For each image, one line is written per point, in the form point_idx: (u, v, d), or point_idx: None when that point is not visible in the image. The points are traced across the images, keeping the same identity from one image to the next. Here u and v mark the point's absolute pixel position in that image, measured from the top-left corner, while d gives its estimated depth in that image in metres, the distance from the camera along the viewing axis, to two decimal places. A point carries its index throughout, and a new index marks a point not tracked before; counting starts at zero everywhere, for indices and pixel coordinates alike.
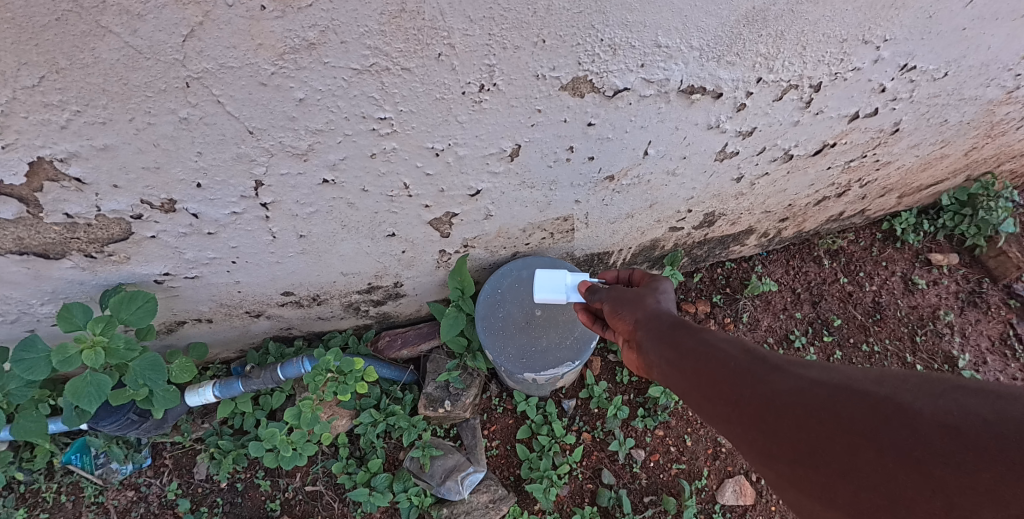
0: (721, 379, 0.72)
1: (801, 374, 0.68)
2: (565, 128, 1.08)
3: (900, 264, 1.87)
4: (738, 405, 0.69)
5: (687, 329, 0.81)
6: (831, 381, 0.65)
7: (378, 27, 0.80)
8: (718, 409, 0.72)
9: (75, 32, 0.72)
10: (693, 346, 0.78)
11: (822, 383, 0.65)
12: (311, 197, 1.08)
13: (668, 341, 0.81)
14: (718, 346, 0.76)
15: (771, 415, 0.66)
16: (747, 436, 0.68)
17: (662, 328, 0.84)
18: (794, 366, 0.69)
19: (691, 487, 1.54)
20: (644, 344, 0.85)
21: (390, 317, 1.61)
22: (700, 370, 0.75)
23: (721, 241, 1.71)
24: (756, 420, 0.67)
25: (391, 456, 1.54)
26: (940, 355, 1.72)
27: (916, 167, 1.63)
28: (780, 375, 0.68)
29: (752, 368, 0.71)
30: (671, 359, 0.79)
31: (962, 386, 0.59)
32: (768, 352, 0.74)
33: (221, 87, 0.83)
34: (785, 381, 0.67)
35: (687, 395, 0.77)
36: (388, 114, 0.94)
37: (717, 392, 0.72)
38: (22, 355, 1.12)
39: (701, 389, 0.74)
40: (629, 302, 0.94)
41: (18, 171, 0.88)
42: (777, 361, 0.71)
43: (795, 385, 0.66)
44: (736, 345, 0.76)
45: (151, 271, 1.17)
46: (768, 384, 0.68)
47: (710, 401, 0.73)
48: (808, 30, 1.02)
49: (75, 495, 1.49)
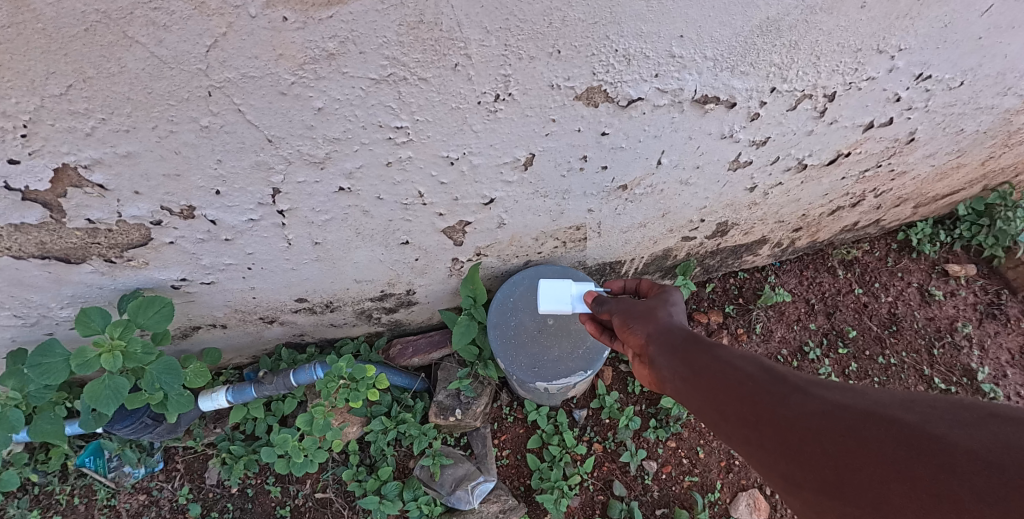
0: (740, 398, 0.72)
1: (824, 396, 0.67)
2: (579, 137, 1.08)
3: (916, 275, 1.85)
4: (759, 426, 0.69)
5: (700, 344, 0.81)
6: (856, 406, 0.65)
7: (397, 37, 0.81)
8: (736, 429, 0.71)
9: (102, 42, 0.74)
10: (708, 361, 0.78)
11: (846, 407, 0.65)
12: (327, 204, 1.09)
13: (681, 356, 0.81)
14: (735, 364, 0.76)
15: (794, 438, 0.65)
16: (770, 459, 0.68)
17: (674, 342, 0.84)
18: (817, 387, 0.69)
19: (704, 500, 1.52)
20: (656, 360, 0.85)
21: (402, 325, 1.61)
22: (717, 388, 0.74)
23: (733, 250, 1.70)
24: (778, 442, 0.66)
25: (401, 464, 1.55)
26: (958, 368, 1.70)
27: (931, 176, 1.62)
28: (802, 396, 0.68)
29: (771, 388, 0.70)
30: (686, 375, 0.78)
31: (997, 415, 0.58)
32: (787, 371, 0.73)
33: (241, 96, 0.85)
34: (809, 402, 0.67)
35: (704, 413, 0.76)
36: (404, 123, 0.95)
37: (736, 412, 0.71)
38: (40, 360, 1.13)
39: (719, 408, 0.74)
40: (640, 316, 0.94)
41: (43, 176, 0.90)
42: (798, 382, 0.70)
43: (818, 408, 0.66)
44: (753, 362, 0.75)
45: (168, 276, 1.19)
46: (789, 405, 0.68)
47: (728, 421, 0.72)
48: (823, 40, 1.02)
49: (89, 497, 1.50)
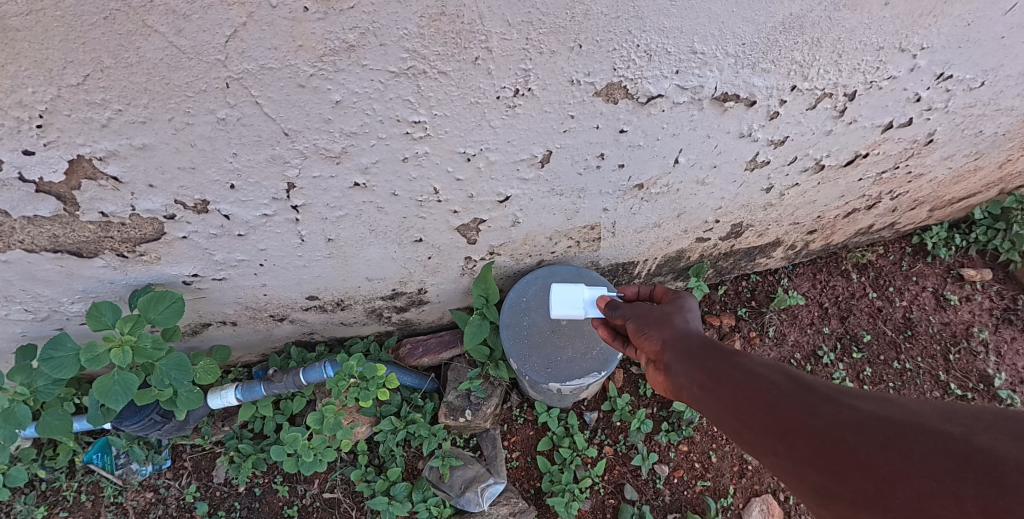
0: (765, 408, 0.69)
1: (858, 406, 0.65)
2: (597, 134, 1.07)
3: (931, 279, 1.82)
4: (787, 436, 0.66)
5: (720, 351, 0.78)
6: (893, 416, 0.63)
7: (417, 30, 0.80)
8: (761, 439, 0.68)
9: (121, 31, 0.74)
10: (730, 370, 0.75)
11: (883, 418, 0.63)
12: (341, 200, 1.08)
13: (700, 364, 0.78)
14: (759, 372, 0.73)
15: (828, 450, 0.63)
16: (799, 471, 0.65)
17: (692, 350, 0.81)
18: (848, 396, 0.67)
19: (717, 504, 1.50)
20: (673, 367, 0.81)
21: (412, 324, 1.60)
22: (740, 396, 0.71)
23: (747, 253, 1.68)
24: (809, 454, 0.64)
25: (410, 465, 1.53)
26: (975, 374, 1.67)
27: (948, 179, 1.60)
28: (833, 406, 0.65)
29: (801, 398, 0.68)
30: (705, 383, 0.75)
31: None
32: (814, 380, 0.71)
33: (259, 88, 0.84)
34: (841, 412, 0.64)
35: (724, 422, 0.73)
36: (422, 118, 0.94)
37: (761, 422, 0.68)
38: (51, 353, 1.13)
39: (741, 417, 0.70)
40: (656, 322, 0.91)
41: (58, 168, 0.89)
42: (828, 391, 0.68)
43: (852, 419, 0.63)
44: (777, 371, 0.73)
45: (180, 272, 1.18)
46: (820, 416, 0.65)
47: (753, 431, 0.69)
48: (845, 38, 1.01)
49: (95, 494, 1.49)
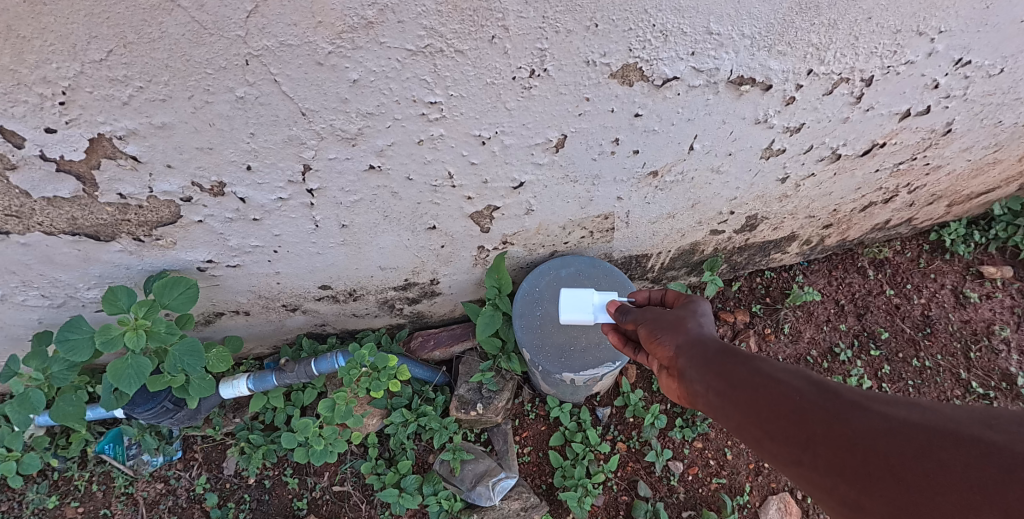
0: (787, 415, 0.65)
1: (889, 412, 0.61)
2: (611, 118, 1.07)
3: (949, 276, 1.79)
4: (811, 444, 0.62)
5: (737, 356, 0.74)
6: (928, 423, 0.59)
7: (436, 7, 0.81)
8: (784, 448, 0.65)
9: (144, 5, 0.74)
10: (747, 375, 0.71)
11: (917, 425, 0.59)
12: (356, 184, 1.08)
13: (715, 370, 0.74)
14: (779, 377, 0.69)
15: (856, 459, 0.59)
16: (826, 483, 0.61)
17: (707, 354, 0.78)
18: (878, 402, 0.62)
19: (733, 502, 1.47)
20: (687, 373, 0.78)
21: (424, 317, 1.60)
22: (759, 403, 0.68)
23: (761, 247, 1.67)
24: (835, 463, 0.60)
25: (420, 459, 1.51)
26: (997, 372, 1.63)
27: (967, 172, 1.58)
28: (862, 413, 0.61)
29: (824, 404, 0.64)
30: (722, 390, 0.72)
31: None
32: (839, 384, 0.66)
33: (278, 65, 0.84)
34: (870, 420, 0.60)
35: (743, 430, 0.70)
36: (438, 98, 0.95)
37: (783, 430, 0.65)
38: (67, 335, 1.13)
39: (762, 426, 0.67)
40: (668, 326, 0.88)
41: (78, 146, 0.90)
42: (853, 397, 0.63)
43: (882, 426, 0.60)
44: (798, 376, 0.69)
45: (195, 258, 1.19)
46: (847, 423, 0.61)
47: (775, 439, 0.65)
48: (862, 20, 1.00)
49: (106, 485, 1.49)
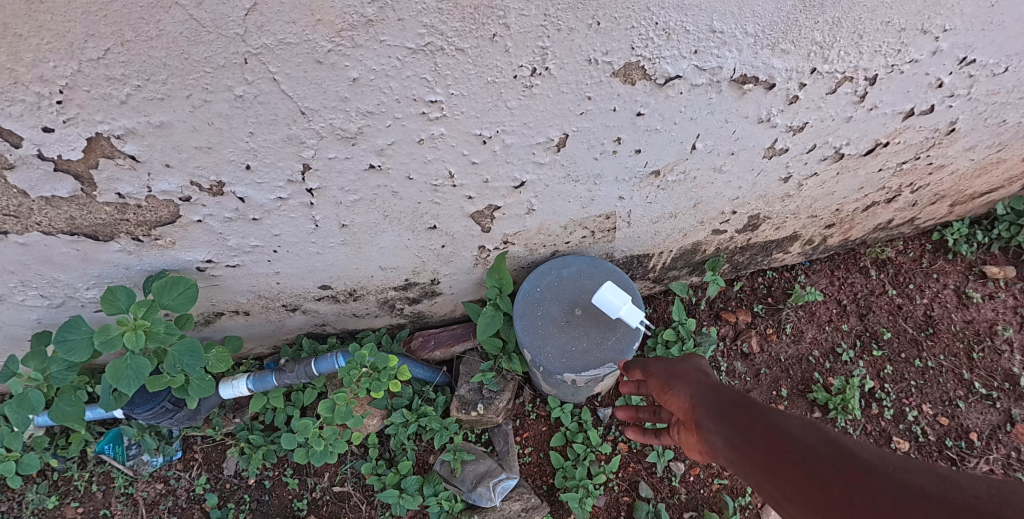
0: (803, 475, 0.62)
1: (910, 480, 0.57)
2: (613, 117, 1.06)
3: (952, 276, 1.78)
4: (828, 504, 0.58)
5: (754, 409, 0.73)
6: (953, 497, 0.55)
7: (436, 4, 0.80)
8: (799, 509, 0.61)
9: (141, 3, 0.74)
10: (764, 430, 0.69)
11: (940, 497, 0.55)
12: (356, 184, 1.08)
13: (732, 422, 0.73)
14: (796, 433, 0.67)
15: None
16: None
17: (724, 405, 0.76)
18: (898, 468, 0.59)
19: (734, 503, 1.47)
20: (704, 425, 0.76)
21: (424, 317, 1.59)
22: (774, 459, 0.65)
23: (764, 247, 1.66)
24: None
25: (420, 459, 1.51)
26: (1000, 372, 1.61)
27: (970, 172, 1.57)
28: (882, 480, 0.58)
29: (842, 464, 0.61)
30: (736, 443, 0.70)
31: None
32: (858, 447, 0.63)
33: (277, 63, 0.84)
34: (891, 487, 0.57)
35: (758, 489, 0.66)
36: (439, 97, 0.94)
37: (800, 490, 0.61)
38: (66, 335, 1.13)
39: (778, 483, 0.64)
40: (685, 379, 0.88)
41: (76, 146, 0.90)
42: (874, 462, 0.60)
43: (905, 494, 0.56)
44: (816, 433, 0.66)
45: (194, 258, 1.18)
46: (867, 488, 0.58)
47: (791, 499, 0.62)
48: (866, 18, 0.99)
49: (106, 485, 1.49)
